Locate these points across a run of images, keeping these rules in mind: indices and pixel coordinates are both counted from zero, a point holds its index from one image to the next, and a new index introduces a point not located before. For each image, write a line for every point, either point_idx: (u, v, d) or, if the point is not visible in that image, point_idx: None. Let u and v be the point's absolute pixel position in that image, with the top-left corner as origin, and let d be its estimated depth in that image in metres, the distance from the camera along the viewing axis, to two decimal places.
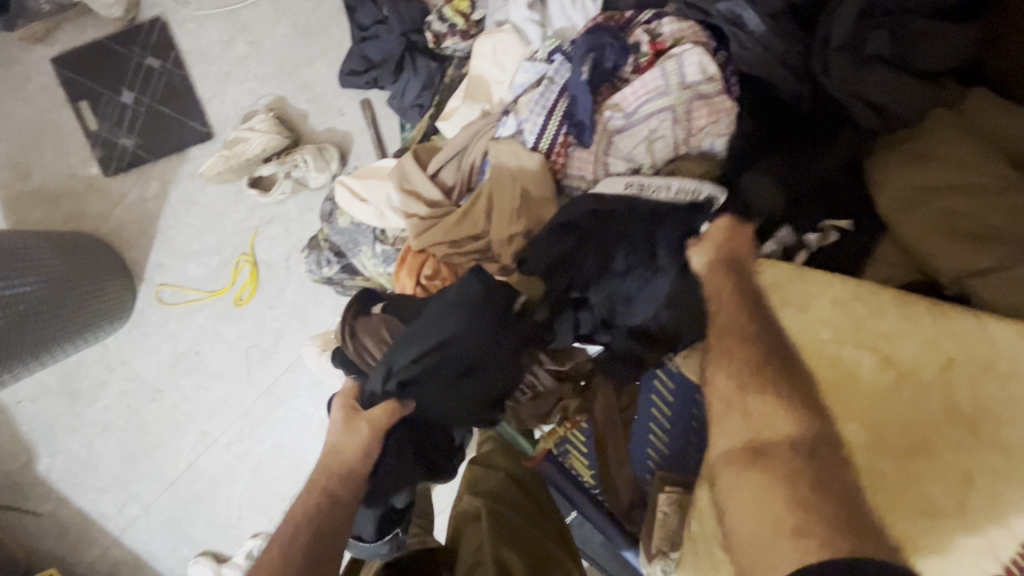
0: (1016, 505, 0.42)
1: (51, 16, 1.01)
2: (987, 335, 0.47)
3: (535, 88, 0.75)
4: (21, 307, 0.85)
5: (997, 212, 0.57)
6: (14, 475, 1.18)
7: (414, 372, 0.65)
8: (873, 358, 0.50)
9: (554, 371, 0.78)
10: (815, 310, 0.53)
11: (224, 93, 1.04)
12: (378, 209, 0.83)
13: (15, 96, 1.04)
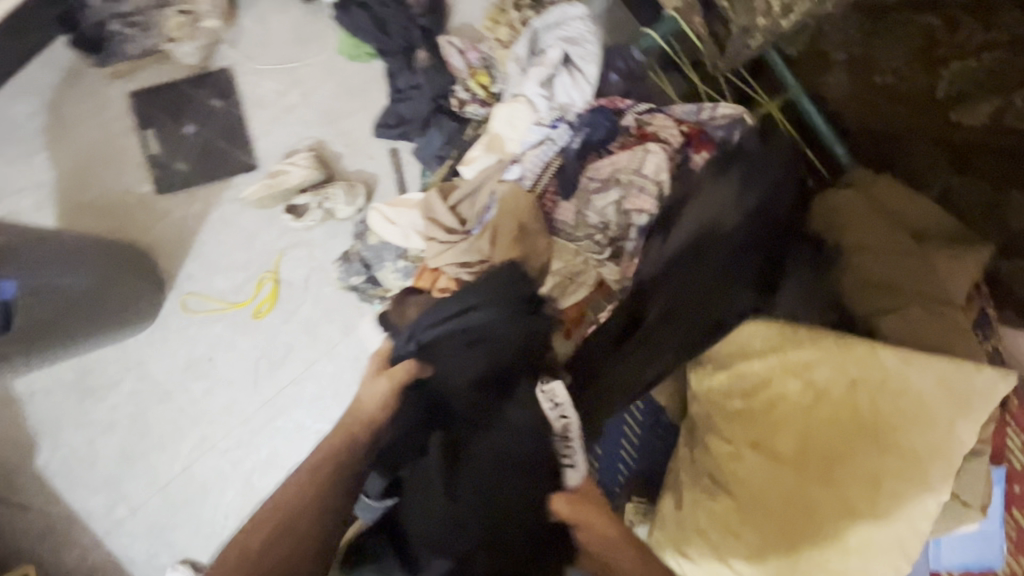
0: (911, 497, 0.63)
1: (135, 58, 1.17)
2: (882, 362, 0.65)
3: (535, 145, 0.89)
4: (66, 297, 0.95)
5: (905, 274, 0.73)
6: (16, 464, 1.23)
7: (433, 335, 0.75)
8: (798, 382, 0.69)
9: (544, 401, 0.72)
10: (751, 346, 0.73)
11: (272, 133, 1.19)
12: (404, 231, 0.89)
13: (89, 119, 1.18)
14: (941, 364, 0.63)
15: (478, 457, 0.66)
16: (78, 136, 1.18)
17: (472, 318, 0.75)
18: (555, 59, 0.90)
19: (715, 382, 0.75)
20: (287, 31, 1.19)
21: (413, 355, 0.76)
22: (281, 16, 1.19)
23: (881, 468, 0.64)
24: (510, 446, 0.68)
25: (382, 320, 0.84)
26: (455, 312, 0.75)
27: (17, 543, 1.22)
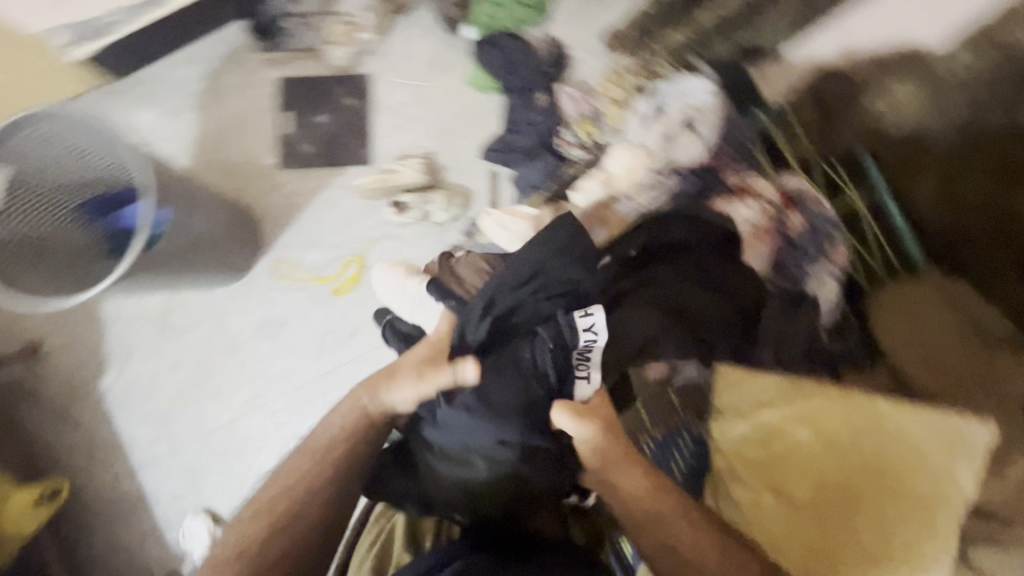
0: (922, 540, 0.72)
1: (293, 51, 1.33)
2: (878, 410, 0.76)
3: (647, 186, 0.96)
4: (189, 237, 1.06)
5: (965, 358, 0.83)
6: (82, 380, 1.31)
7: (503, 306, 0.76)
8: (806, 430, 0.78)
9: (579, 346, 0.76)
10: (763, 395, 0.81)
11: (391, 137, 1.33)
12: (517, 238, 0.98)
13: (239, 92, 1.34)
14: (930, 416, 0.74)
15: (505, 398, 0.73)
16: (227, 106, 1.33)
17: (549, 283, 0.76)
18: (676, 120, 1.00)
19: (736, 430, 0.82)
20: (426, 57, 1.35)
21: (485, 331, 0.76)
22: (426, 41, 1.35)
23: (891, 512, 0.73)
24: (532, 398, 0.74)
25: (428, 288, 0.87)
26: (524, 277, 0.75)
27: (59, 454, 1.28)
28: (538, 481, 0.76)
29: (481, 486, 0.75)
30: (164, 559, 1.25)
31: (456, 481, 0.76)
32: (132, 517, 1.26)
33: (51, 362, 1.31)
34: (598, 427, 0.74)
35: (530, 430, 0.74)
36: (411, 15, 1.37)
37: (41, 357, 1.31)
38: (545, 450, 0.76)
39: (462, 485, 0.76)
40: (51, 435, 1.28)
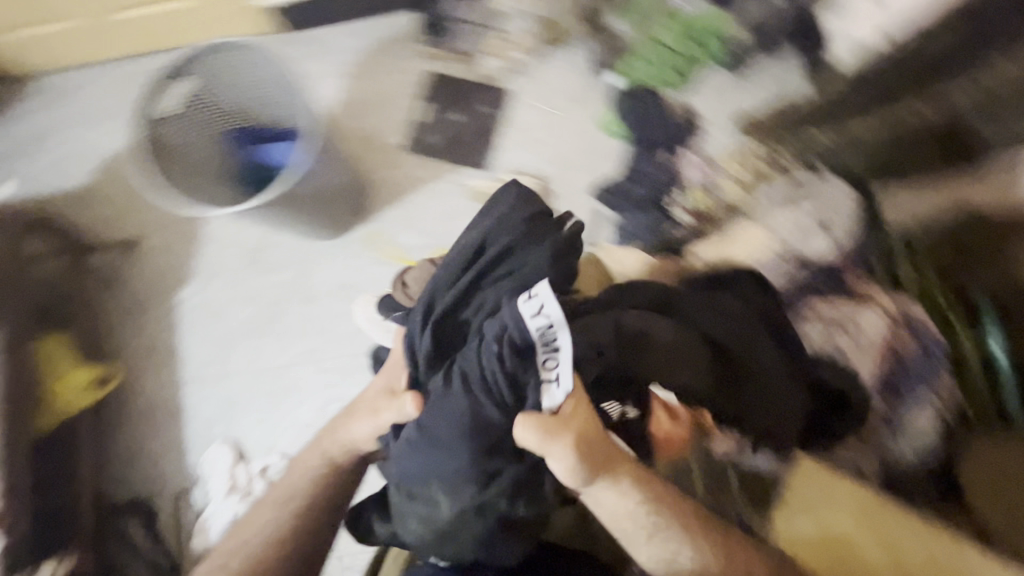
0: None
1: (450, 51, 1.41)
2: (969, 560, 0.73)
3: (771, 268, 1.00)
4: (316, 187, 1.15)
5: None
6: (160, 285, 1.35)
7: (451, 297, 0.69)
8: (885, 554, 0.77)
9: (536, 339, 0.58)
10: (836, 497, 0.83)
11: (510, 151, 1.38)
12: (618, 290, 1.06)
13: (387, 73, 1.43)
14: None
15: (443, 428, 0.62)
16: (375, 82, 1.42)
17: (498, 264, 0.70)
18: (807, 213, 1.02)
19: (803, 524, 0.83)
20: (566, 89, 1.39)
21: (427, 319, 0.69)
22: (571, 75, 1.40)
23: None
24: (484, 416, 0.62)
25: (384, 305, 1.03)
26: (473, 251, 0.71)
27: (117, 347, 1.31)
28: (519, 513, 0.67)
29: (444, 516, 0.66)
30: (180, 477, 1.27)
31: (420, 514, 0.68)
32: (164, 428, 1.29)
33: (139, 260, 1.35)
34: (572, 442, 0.61)
35: (486, 454, 0.62)
36: (563, 46, 1.41)
37: (133, 252, 1.35)
38: (511, 481, 0.64)
39: (426, 518, 0.68)
40: (118, 327, 1.32)
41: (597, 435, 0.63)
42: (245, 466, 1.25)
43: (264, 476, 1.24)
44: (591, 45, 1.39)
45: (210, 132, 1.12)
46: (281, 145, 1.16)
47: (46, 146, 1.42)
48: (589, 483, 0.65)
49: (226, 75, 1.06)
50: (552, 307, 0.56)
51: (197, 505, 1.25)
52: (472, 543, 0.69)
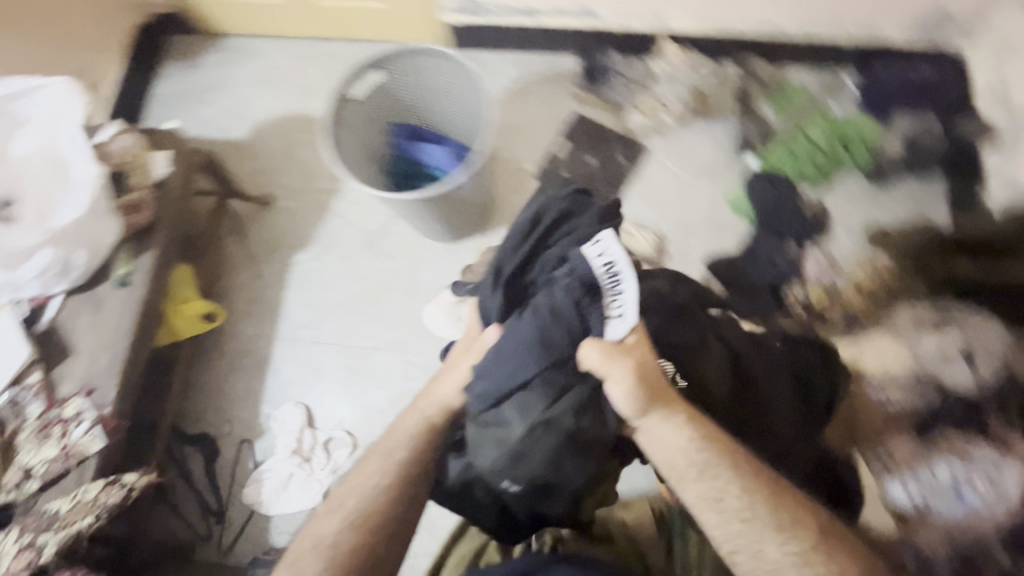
0: None
1: (599, 98, 1.46)
2: None
3: None
4: (459, 196, 1.21)
5: None
6: (282, 244, 1.43)
7: (518, 259, 0.77)
8: None
9: (601, 277, 0.68)
10: None
11: (635, 204, 1.41)
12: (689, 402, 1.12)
13: (537, 104, 1.49)
14: None
15: (518, 358, 0.69)
16: (520, 109, 1.49)
17: (556, 229, 0.78)
18: None
19: None
20: (704, 158, 1.42)
21: (499, 284, 0.77)
22: (709, 147, 1.43)
23: None
24: (554, 342, 0.69)
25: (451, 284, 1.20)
26: (530, 223, 0.79)
27: (228, 291, 1.40)
28: (586, 427, 0.69)
29: (516, 436, 0.70)
30: (250, 427, 1.32)
31: (494, 439, 0.72)
32: (248, 375, 1.35)
33: (268, 217, 1.45)
34: (634, 365, 0.66)
35: (553, 367, 0.69)
36: (709, 120, 1.44)
37: (265, 208, 1.46)
38: (577, 400, 0.69)
39: (499, 443, 0.72)
40: (234, 272, 1.41)
41: (655, 371, 0.68)
42: (314, 434, 1.29)
43: (329, 449, 1.28)
44: (735, 126, 1.42)
45: (378, 119, 1.23)
46: (436, 149, 1.24)
47: (217, 97, 1.57)
48: (642, 417, 0.67)
49: (413, 77, 1.18)
50: (612, 250, 0.68)
51: (259, 458, 1.29)
52: (540, 467, 0.71)
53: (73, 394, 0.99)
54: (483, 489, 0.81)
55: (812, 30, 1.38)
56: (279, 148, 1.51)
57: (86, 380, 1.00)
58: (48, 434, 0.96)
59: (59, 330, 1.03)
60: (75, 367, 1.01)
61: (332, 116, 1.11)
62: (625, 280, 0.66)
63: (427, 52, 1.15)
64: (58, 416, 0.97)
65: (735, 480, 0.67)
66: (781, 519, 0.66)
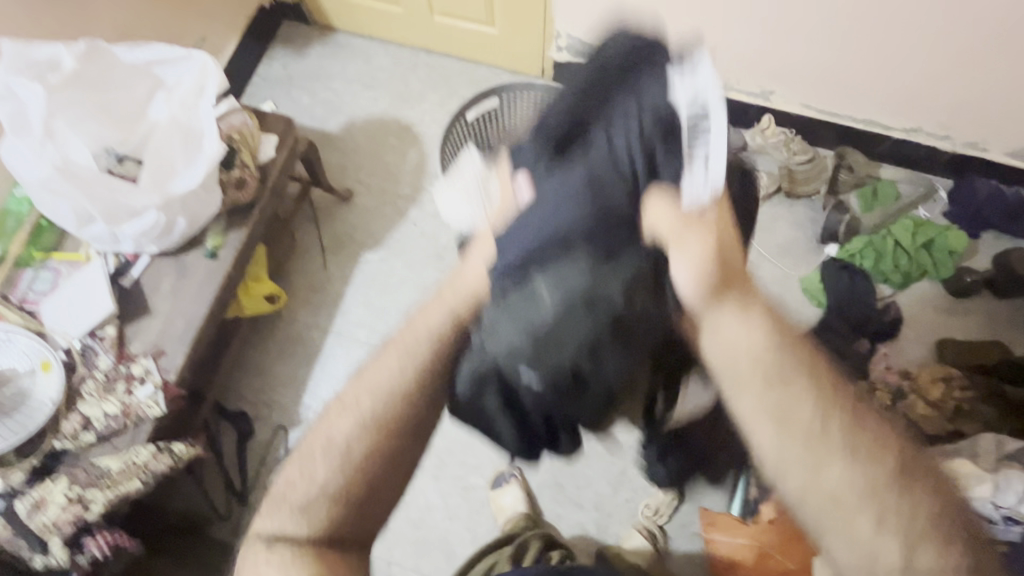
0: None
1: None
2: None
3: None
4: None
5: None
6: (353, 241, 1.45)
7: (574, 104, 0.68)
8: None
9: (680, 113, 0.61)
10: None
11: None
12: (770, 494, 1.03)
13: None
14: None
15: (575, 208, 0.61)
16: None
17: (625, 67, 0.67)
18: None
19: None
20: (783, 238, 1.42)
21: (551, 133, 0.68)
22: (788, 227, 1.43)
23: None
24: (611, 196, 0.61)
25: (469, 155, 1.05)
26: (593, 56, 0.70)
27: (292, 275, 1.42)
28: (633, 309, 0.59)
29: (549, 307, 0.57)
30: (288, 415, 1.32)
31: (522, 320, 0.58)
32: (296, 363, 1.36)
33: (344, 211, 1.48)
34: (713, 242, 0.54)
35: (600, 226, 0.60)
36: (793, 201, 1.45)
37: (343, 202, 1.48)
38: (631, 275, 0.58)
39: (526, 327, 0.58)
40: (302, 259, 1.44)
41: (734, 239, 0.56)
42: None
43: None
44: (818, 212, 1.43)
45: None
46: None
47: (316, 87, 1.61)
48: (711, 304, 0.53)
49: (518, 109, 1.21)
50: (700, 79, 0.61)
51: (290, 448, 1.29)
52: (576, 356, 0.58)
53: (143, 354, 1.00)
54: (495, 392, 0.63)
55: (916, 134, 1.37)
56: (367, 147, 1.55)
57: (157, 342, 1.01)
58: (111, 389, 0.97)
59: (141, 288, 1.04)
60: (149, 328, 1.02)
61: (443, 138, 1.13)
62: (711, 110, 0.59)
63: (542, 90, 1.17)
64: (125, 373, 0.98)
65: (812, 395, 0.49)
66: (864, 450, 0.47)
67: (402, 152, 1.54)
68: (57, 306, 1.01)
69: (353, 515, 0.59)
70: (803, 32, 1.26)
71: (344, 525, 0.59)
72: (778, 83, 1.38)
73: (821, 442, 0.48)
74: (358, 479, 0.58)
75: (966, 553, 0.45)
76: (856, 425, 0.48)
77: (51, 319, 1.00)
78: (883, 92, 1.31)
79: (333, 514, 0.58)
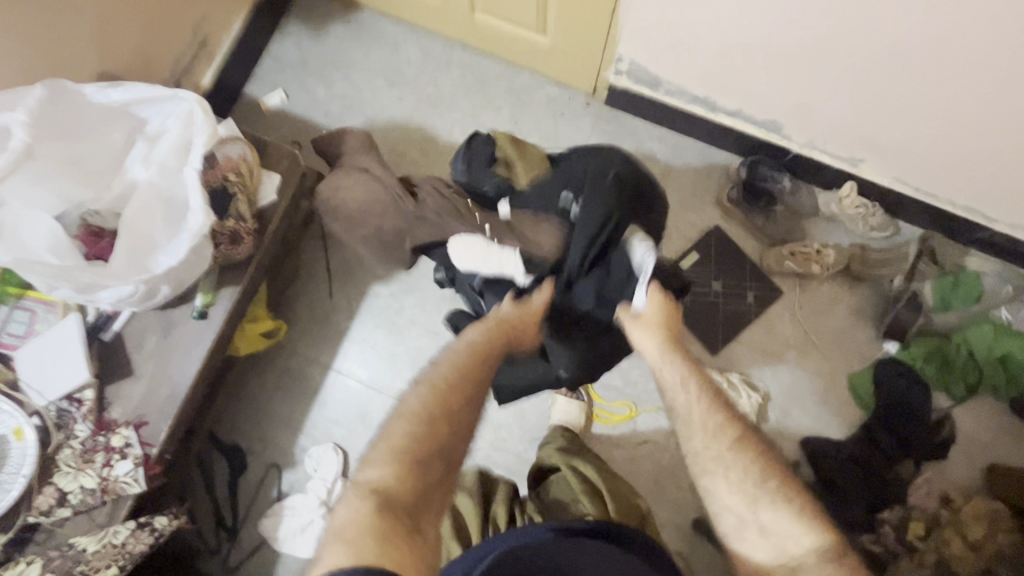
0: None
1: (745, 219, 1.29)
2: None
3: None
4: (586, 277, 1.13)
5: None
6: (364, 270, 1.33)
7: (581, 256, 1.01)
8: None
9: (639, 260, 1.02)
10: None
11: (747, 349, 1.27)
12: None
13: (678, 202, 1.33)
14: None
15: (586, 326, 1.04)
16: None
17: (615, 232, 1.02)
18: None
19: None
20: (837, 325, 1.27)
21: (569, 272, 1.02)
22: (845, 314, 1.28)
23: None
24: (599, 303, 1.03)
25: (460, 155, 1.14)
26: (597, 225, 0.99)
27: (295, 302, 1.31)
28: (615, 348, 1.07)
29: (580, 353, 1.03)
30: (283, 453, 1.27)
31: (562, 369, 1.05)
32: (294, 400, 1.29)
33: None
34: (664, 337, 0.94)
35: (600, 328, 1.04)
36: (857, 282, 1.28)
37: None
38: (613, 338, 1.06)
39: (571, 372, 1.04)
40: (306, 284, 1.32)
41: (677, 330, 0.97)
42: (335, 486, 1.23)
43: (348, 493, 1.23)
44: (884, 303, 1.27)
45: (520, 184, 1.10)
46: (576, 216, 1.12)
47: (333, 77, 1.40)
48: (662, 360, 0.92)
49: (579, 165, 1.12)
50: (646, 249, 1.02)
51: (284, 489, 1.25)
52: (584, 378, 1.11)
53: (123, 423, 0.92)
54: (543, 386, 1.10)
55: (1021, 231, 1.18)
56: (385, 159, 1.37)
57: (139, 412, 0.93)
58: (89, 461, 0.90)
59: (123, 343, 0.94)
60: (131, 392, 0.93)
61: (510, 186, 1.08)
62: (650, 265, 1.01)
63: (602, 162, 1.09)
64: (104, 444, 0.91)
65: (709, 417, 0.86)
66: (709, 424, 0.85)
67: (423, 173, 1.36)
68: (32, 361, 0.91)
69: (411, 480, 0.75)
70: (867, 92, 1.03)
71: (407, 486, 0.74)
72: (789, 121, 1.17)
73: (693, 419, 0.87)
74: (425, 437, 0.78)
75: (816, 527, 0.79)
76: (706, 412, 0.86)
77: (27, 374, 0.90)
78: (922, 162, 1.12)
79: (399, 473, 0.75)
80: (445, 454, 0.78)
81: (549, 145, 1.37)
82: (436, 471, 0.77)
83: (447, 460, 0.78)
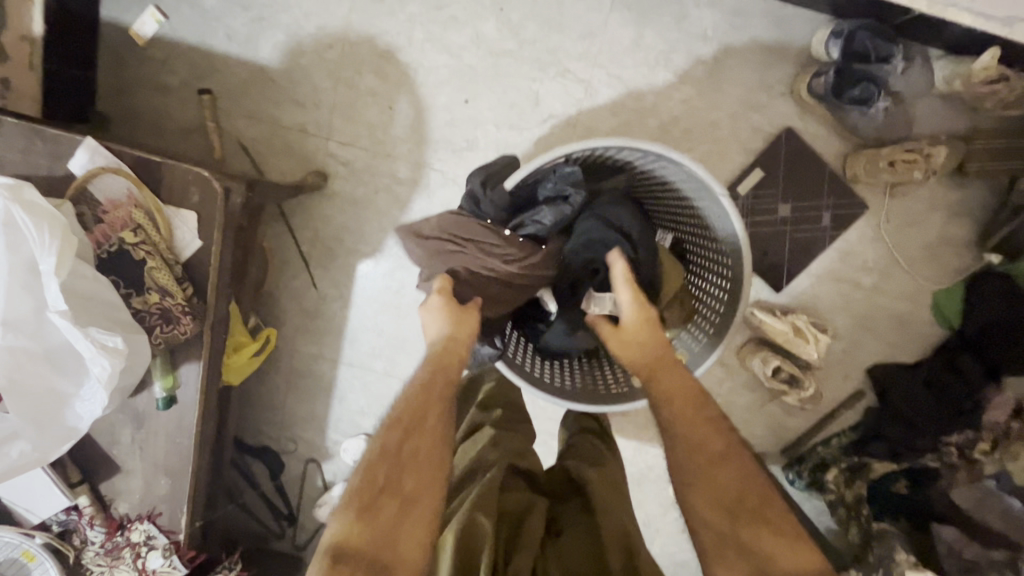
0: None
1: (827, 115, 0.97)
2: None
3: None
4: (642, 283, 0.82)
5: None
6: (345, 248, 1.08)
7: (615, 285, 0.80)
8: None
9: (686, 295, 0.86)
10: None
11: (817, 279, 1.06)
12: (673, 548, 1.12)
13: (736, 102, 0.98)
14: None
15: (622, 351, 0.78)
16: (707, 105, 0.98)
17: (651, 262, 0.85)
18: None
19: None
20: (928, 237, 1.05)
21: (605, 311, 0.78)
22: (941, 219, 1.04)
23: None
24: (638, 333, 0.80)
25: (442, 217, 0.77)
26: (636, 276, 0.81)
27: (279, 298, 1.11)
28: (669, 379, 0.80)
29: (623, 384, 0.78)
30: (316, 449, 1.20)
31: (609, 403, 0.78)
32: (310, 398, 1.17)
33: (321, 201, 1.05)
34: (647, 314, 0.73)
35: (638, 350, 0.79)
36: (961, 180, 1.02)
37: (315, 191, 1.04)
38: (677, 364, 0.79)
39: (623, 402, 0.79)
40: (283, 275, 1.10)
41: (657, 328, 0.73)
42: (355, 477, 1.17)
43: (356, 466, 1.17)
44: (991, 202, 1.03)
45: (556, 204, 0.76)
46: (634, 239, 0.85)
47: None
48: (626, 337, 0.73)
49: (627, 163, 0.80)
50: (718, 272, 0.82)
51: (328, 479, 1.20)
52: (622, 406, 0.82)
53: (135, 517, 0.82)
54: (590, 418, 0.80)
55: None
56: (332, 94, 1.00)
57: (147, 503, 0.82)
58: (117, 558, 0.83)
59: (95, 442, 0.80)
60: (128, 486, 0.82)
61: (561, 190, 0.75)
62: (713, 291, 0.83)
63: (653, 163, 0.78)
64: (126, 542, 0.82)
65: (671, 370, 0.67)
66: (692, 439, 0.57)
67: (389, 106, 1.00)
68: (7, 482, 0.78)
69: (369, 534, 0.51)
70: None
71: (365, 541, 0.50)
72: None
73: (663, 395, 0.63)
74: (372, 474, 0.54)
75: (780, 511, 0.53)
76: (688, 417, 0.60)
77: (8, 494, 0.79)
78: None
79: (348, 522, 0.51)
80: (404, 490, 0.53)
81: (553, 36, 0.97)
82: (394, 511, 0.52)
83: (408, 499, 0.53)
